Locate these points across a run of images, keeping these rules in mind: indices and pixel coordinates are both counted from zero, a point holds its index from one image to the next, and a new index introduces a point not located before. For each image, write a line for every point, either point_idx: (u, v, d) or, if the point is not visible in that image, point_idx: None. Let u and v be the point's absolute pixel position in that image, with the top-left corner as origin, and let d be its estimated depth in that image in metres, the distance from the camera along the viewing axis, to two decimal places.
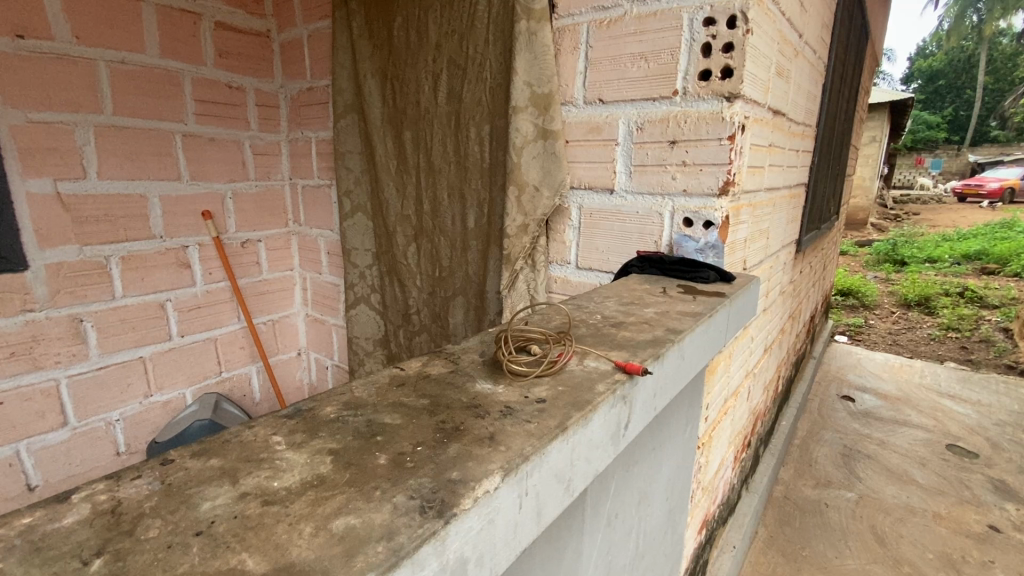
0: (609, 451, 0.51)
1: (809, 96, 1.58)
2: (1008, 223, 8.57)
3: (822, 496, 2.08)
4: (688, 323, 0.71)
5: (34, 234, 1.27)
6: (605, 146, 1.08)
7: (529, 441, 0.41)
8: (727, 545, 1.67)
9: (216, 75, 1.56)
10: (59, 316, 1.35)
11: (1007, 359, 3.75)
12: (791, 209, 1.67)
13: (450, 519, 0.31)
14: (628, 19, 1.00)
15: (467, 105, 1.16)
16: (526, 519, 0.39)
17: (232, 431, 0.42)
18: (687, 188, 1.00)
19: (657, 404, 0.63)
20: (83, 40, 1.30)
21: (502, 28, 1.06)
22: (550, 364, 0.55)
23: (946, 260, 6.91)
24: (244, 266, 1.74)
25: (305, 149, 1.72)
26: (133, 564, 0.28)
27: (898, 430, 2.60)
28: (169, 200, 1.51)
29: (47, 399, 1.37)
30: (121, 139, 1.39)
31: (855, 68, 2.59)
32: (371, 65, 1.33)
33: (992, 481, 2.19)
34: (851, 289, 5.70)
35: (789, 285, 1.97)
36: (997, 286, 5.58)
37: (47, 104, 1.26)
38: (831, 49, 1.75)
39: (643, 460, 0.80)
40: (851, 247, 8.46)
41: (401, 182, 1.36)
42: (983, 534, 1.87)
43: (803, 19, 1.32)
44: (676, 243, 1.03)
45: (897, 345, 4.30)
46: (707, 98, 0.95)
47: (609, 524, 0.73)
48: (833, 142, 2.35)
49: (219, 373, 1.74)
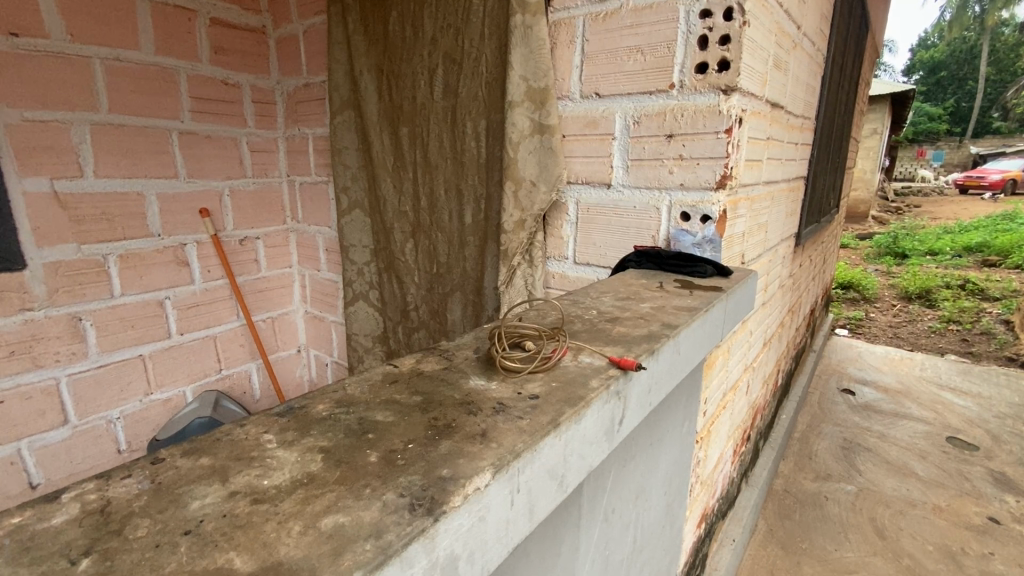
0: (603, 446, 0.51)
1: (808, 88, 1.57)
2: (1010, 215, 8.53)
3: (822, 489, 2.09)
4: (684, 319, 0.71)
5: (31, 233, 1.27)
6: (602, 140, 1.07)
7: (521, 438, 0.41)
8: (726, 539, 1.68)
9: (212, 71, 1.55)
10: (57, 314, 1.35)
11: (1008, 351, 3.75)
12: (789, 203, 1.66)
13: (439, 516, 0.31)
14: (624, 12, 0.99)
15: (464, 101, 1.15)
16: (519, 515, 0.39)
17: (223, 430, 0.41)
18: (684, 183, 1.00)
19: (652, 399, 0.63)
20: (77, 38, 1.29)
21: (498, 22, 1.05)
22: (541, 359, 0.55)
23: (947, 252, 6.89)
24: (243, 264, 1.74)
25: (302, 145, 1.72)
26: (121, 563, 0.28)
27: (899, 422, 2.60)
28: (166, 198, 1.50)
29: (47, 397, 1.37)
30: (117, 138, 1.38)
31: (855, 59, 2.57)
32: (368, 61, 1.32)
33: (992, 473, 2.19)
34: (851, 283, 5.69)
35: (788, 279, 1.96)
36: (998, 279, 5.56)
37: (43, 103, 1.26)
38: (831, 41, 1.74)
39: (640, 455, 0.80)
40: (852, 240, 8.43)
41: (398, 178, 1.36)
42: (982, 526, 1.87)
43: (802, 10, 1.31)
44: (673, 238, 1.03)
45: (898, 337, 4.30)
46: (703, 91, 0.94)
47: (606, 519, 0.73)
48: (832, 135, 2.33)
49: (218, 371, 1.74)
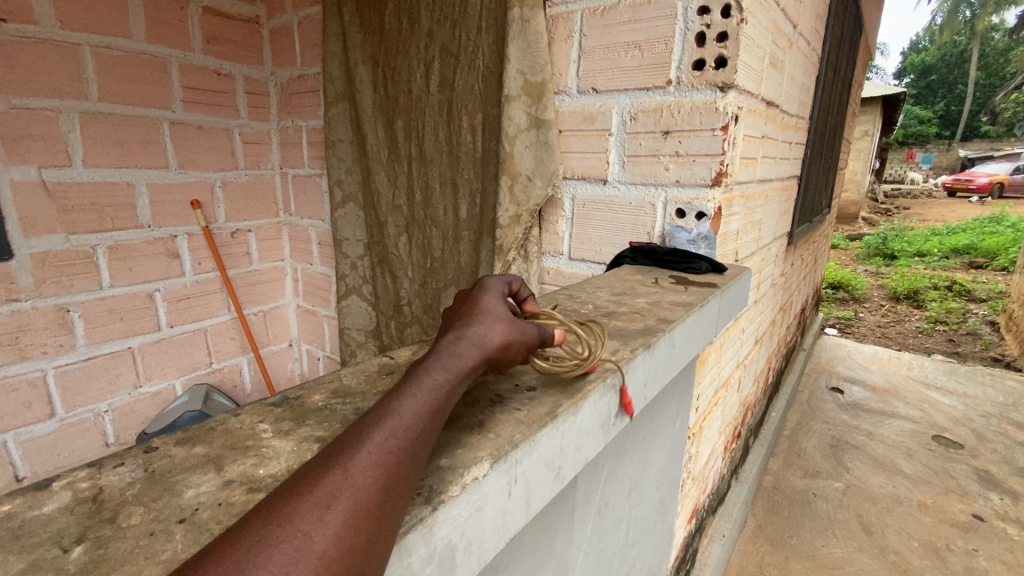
0: (598, 439, 0.51)
1: (803, 88, 1.58)
2: (997, 217, 8.66)
3: (811, 486, 2.11)
4: (680, 314, 0.71)
5: (18, 223, 1.25)
6: (599, 136, 1.07)
7: (518, 429, 0.41)
8: (717, 534, 1.70)
9: (204, 61, 1.53)
10: (45, 306, 1.33)
11: (993, 352, 3.81)
12: (782, 202, 1.67)
13: (437, 506, 0.32)
14: (622, 8, 0.99)
15: (460, 94, 1.15)
16: (515, 505, 0.39)
17: (217, 419, 0.41)
18: (680, 179, 1.00)
19: (648, 394, 0.63)
20: (68, 25, 1.27)
21: (496, 16, 1.04)
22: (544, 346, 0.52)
23: (934, 254, 6.98)
24: (234, 256, 1.72)
25: (296, 137, 1.70)
26: (115, 550, 0.27)
27: (887, 421, 2.63)
28: (157, 189, 1.48)
29: (34, 390, 1.35)
30: (107, 127, 1.36)
31: (849, 61, 2.59)
32: (362, 52, 1.31)
33: (977, 471, 2.23)
34: (841, 283, 5.75)
35: (780, 277, 1.98)
36: (985, 281, 5.65)
37: (31, 90, 1.24)
38: (826, 41, 1.75)
39: (634, 449, 0.80)
40: (842, 241, 8.51)
41: (392, 172, 1.35)
42: (967, 523, 1.91)
43: (798, 9, 1.32)
44: (668, 234, 1.04)
45: (886, 337, 4.36)
46: (701, 88, 0.94)
47: (599, 512, 0.73)
48: (825, 136, 2.35)
49: (209, 364, 1.73)
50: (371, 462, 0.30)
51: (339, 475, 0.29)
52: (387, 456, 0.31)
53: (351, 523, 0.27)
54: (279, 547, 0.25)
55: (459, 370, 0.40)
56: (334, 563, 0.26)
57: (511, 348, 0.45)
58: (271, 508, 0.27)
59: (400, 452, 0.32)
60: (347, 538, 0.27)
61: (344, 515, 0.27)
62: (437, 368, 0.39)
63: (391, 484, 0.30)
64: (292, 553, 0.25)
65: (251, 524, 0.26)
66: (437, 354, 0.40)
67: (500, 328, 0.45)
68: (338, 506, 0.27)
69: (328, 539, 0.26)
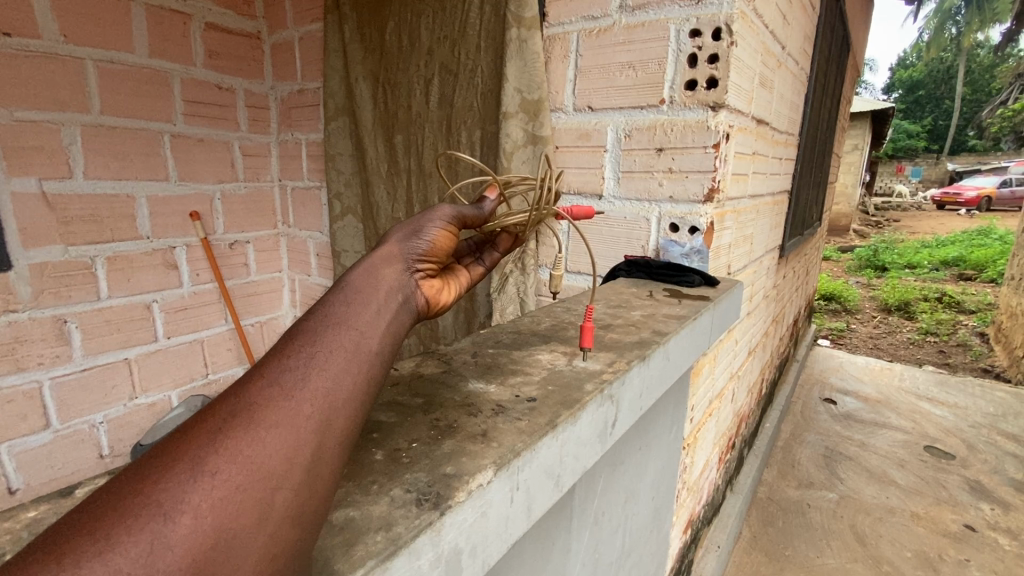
0: (596, 448, 0.53)
1: (792, 105, 1.63)
2: (986, 230, 8.79)
3: (804, 497, 2.13)
4: (674, 326, 0.73)
5: (17, 234, 1.26)
6: (595, 153, 1.11)
7: (520, 438, 0.43)
8: (712, 545, 1.70)
9: (206, 75, 1.55)
10: (42, 316, 1.34)
11: (984, 363, 3.86)
12: (774, 216, 1.70)
13: (444, 510, 0.34)
14: (617, 29, 1.02)
15: (458, 110, 1.18)
16: (517, 512, 0.41)
17: None
18: (673, 195, 1.03)
19: (645, 403, 0.65)
20: (71, 40, 1.29)
21: (493, 36, 1.08)
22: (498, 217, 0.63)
23: (925, 266, 7.07)
24: (233, 267, 1.74)
25: (295, 150, 1.73)
26: None
27: (879, 431, 2.66)
28: (157, 201, 1.50)
29: (29, 401, 1.35)
30: (109, 140, 1.38)
31: (837, 79, 2.65)
32: (362, 68, 1.33)
33: (968, 482, 2.25)
34: (834, 294, 5.82)
35: (772, 289, 2.01)
36: (974, 292, 5.72)
37: (34, 103, 1.25)
38: (814, 60, 1.80)
39: (630, 459, 0.82)
40: (834, 253, 8.60)
41: (391, 185, 1.37)
42: (959, 534, 1.93)
43: (787, 31, 1.37)
44: (662, 248, 1.06)
45: (878, 349, 4.41)
46: (693, 107, 0.97)
47: (597, 522, 0.75)
48: (815, 151, 2.40)
49: (205, 375, 1.73)
50: (263, 396, 0.33)
51: (229, 408, 0.32)
52: (281, 386, 0.34)
53: (245, 442, 0.30)
54: (174, 470, 0.28)
55: (357, 294, 0.43)
56: (230, 476, 0.29)
57: (421, 240, 0.51)
58: (169, 446, 0.30)
59: (295, 381, 0.34)
60: (241, 455, 0.30)
61: (235, 437, 0.30)
62: (340, 303, 0.42)
63: (289, 407, 0.33)
64: (186, 472, 0.28)
65: (153, 460, 0.29)
66: (335, 288, 0.44)
67: (394, 239, 0.51)
68: (229, 432, 0.30)
69: (222, 458, 0.29)
